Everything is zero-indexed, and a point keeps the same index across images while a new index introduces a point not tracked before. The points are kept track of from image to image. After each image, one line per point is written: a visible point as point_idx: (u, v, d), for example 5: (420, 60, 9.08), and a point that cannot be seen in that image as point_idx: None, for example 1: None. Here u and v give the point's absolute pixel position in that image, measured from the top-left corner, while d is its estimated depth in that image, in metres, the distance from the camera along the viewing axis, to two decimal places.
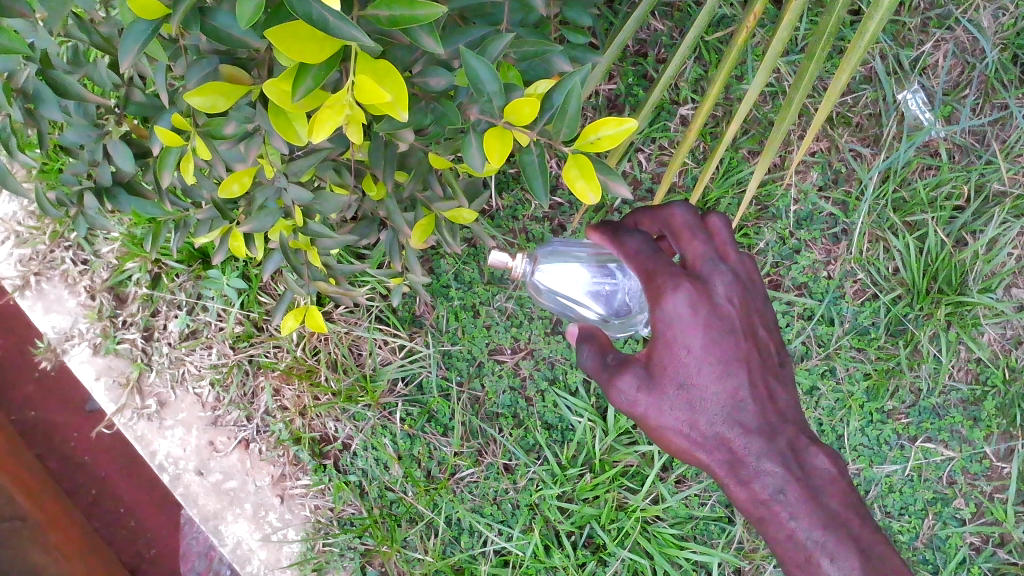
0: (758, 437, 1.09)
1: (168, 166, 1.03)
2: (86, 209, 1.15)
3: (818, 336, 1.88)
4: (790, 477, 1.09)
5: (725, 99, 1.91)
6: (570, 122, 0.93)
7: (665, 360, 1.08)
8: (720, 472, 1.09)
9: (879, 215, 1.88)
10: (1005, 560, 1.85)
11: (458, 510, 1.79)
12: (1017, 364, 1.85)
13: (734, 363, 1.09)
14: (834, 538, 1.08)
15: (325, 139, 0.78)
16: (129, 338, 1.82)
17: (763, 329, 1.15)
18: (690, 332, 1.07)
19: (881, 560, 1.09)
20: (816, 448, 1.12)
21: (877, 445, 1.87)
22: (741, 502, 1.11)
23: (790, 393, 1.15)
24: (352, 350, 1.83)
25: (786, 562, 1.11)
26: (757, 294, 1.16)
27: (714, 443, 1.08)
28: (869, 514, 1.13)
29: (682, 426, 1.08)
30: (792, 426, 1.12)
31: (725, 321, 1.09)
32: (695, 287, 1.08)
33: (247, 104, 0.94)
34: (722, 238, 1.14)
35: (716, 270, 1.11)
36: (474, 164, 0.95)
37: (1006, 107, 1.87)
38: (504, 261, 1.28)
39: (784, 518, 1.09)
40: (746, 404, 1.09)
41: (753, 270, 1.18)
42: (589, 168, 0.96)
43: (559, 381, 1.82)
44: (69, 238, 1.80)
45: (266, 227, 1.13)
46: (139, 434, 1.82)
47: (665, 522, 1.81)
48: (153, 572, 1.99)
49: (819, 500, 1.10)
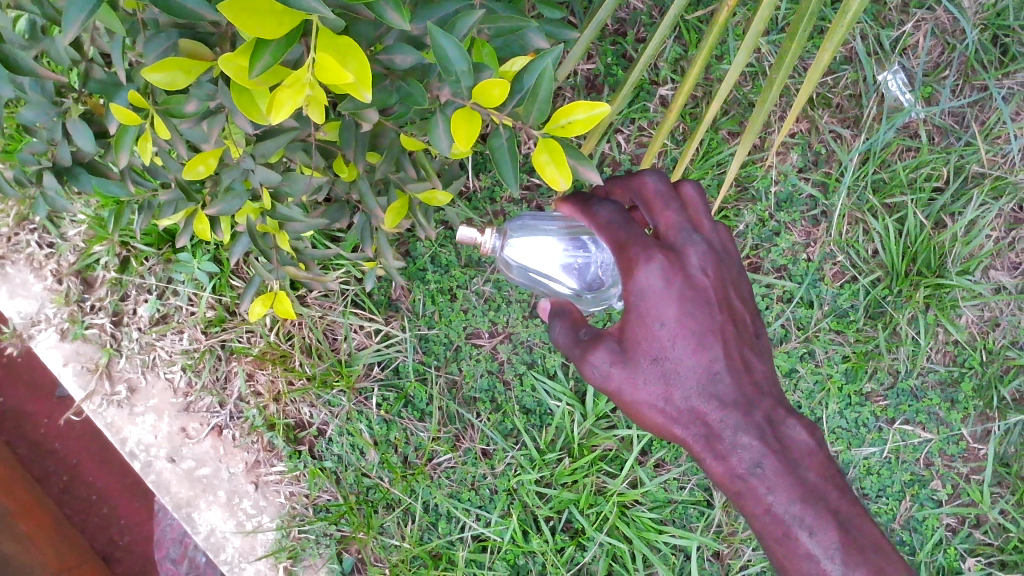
0: (734, 411, 1.08)
1: (126, 146, 0.98)
2: (44, 189, 1.11)
3: (797, 318, 1.87)
4: (767, 451, 1.09)
5: (705, 79, 1.89)
6: (542, 104, 0.91)
7: (639, 334, 1.06)
8: (697, 447, 1.09)
9: (859, 197, 1.87)
10: (980, 541, 1.86)
11: (436, 496, 1.77)
12: (994, 346, 1.86)
13: (709, 335, 1.07)
14: (812, 512, 1.08)
15: (284, 120, 0.75)
16: (98, 323, 1.78)
17: (737, 299, 1.14)
18: (664, 304, 1.05)
19: (858, 531, 1.10)
20: (792, 419, 1.12)
21: (855, 427, 1.87)
22: (718, 476, 1.11)
23: (765, 363, 1.14)
24: (326, 334, 1.80)
25: (764, 535, 1.11)
26: (731, 264, 1.15)
27: (689, 418, 1.08)
28: (846, 484, 1.14)
29: (657, 401, 1.07)
30: (768, 398, 1.11)
31: (700, 293, 1.07)
32: (668, 258, 1.06)
33: (209, 81, 0.90)
34: (696, 208, 1.13)
35: (690, 240, 1.09)
36: (441, 147, 0.92)
37: (985, 89, 1.87)
38: (471, 237, 1.28)
39: (762, 492, 1.09)
40: (722, 377, 1.08)
41: (727, 239, 1.17)
42: (560, 152, 0.92)
43: (538, 365, 1.80)
44: (34, 220, 1.75)
45: (234, 209, 1.11)
46: (109, 421, 1.78)
47: (644, 506, 1.79)
48: (127, 561, 1.95)
49: (796, 474, 1.10)
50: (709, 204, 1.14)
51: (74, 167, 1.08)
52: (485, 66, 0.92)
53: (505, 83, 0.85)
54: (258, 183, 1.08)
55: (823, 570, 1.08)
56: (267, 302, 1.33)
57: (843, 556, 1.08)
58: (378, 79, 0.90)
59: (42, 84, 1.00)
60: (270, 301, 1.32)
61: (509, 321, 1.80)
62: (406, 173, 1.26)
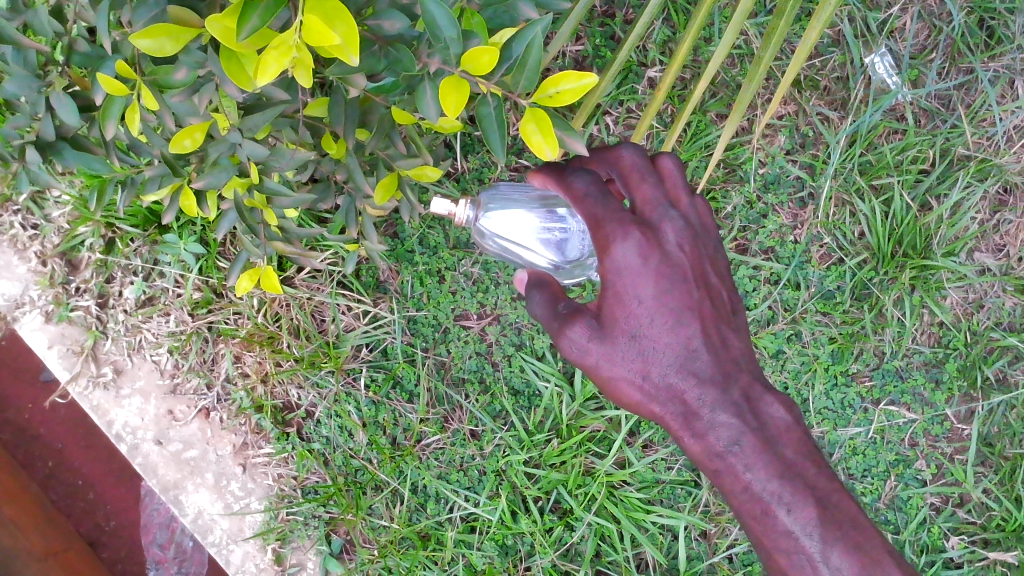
0: (712, 387, 1.09)
1: (113, 116, 0.98)
2: (28, 164, 1.10)
3: (784, 300, 1.88)
4: (744, 428, 1.09)
5: (694, 61, 1.89)
6: (531, 72, 0.91)
7: (617, 311, 1.08)
8: (675, 425, 1.10)
9: (845, 179, 1.88)
10: (964, 520, 1.88)
11: (424, 477, 1.77)
12: (978, 328, 1.87)
13: (685, 313, 1.09)
14: (789, 488, 1.08)
15: (269, 82, 0.74)
16: (83, 305, 1.76)
17: (715, 275, 1.15)
18: (640, 281, 1.07)
19: (837, 508, 1.09)
20: (770, 396, 1.12)
21: (841, 407, 1.88)
22: (696, 455, 1.12)
23: (743, 340, 1.15)
24: (314, 316, 1.79)
25: (742, 513, 1.11)
26: (710, 239, 1.16)
27: (667, 395, 1.09)
28: (824, 461, 1.14)
29: (635, 377, 1.08)
30: (746, 374, 1.12)
31: (676, 269, 1.09)
32: (644, 234, 1.08)
33: (197, 48, 0.90)
34: (673, 182, 1.14)
35: (666, 215, 1.11)
36: (430, 115, 0.91)
37: (971, 71, 1.88)
38: (447, 208, 1.28)
39: (740, 470, 1.09)
40: (700, 354, 1.09)
41: (705, 214, 1.18)
42: (547, 122, 0.92)
43: (526, 346, 1.80)
44: (18, 201, 1.73)
45: (221, 182, 1.10)
46: (95, 404, 1.77)
47: (632, 486, 1.80)
48: (113, 545, 1.94)
49: (775, 451, 1.10)
50: (687, 178, 1.15)
51: (57, 143, 1.07)
52: (474, 34, 0.92)
53: (494, 51, 0.84)
54: (245, 157, 1.06)
55: (803, 548, 1.07)
56: (254, 278, 1.32)
57: (822, 532, 1.07)
58: (366, 45, 0.89)
59: (24, 56, 0.99)
60: (258, 277, 1.31)
61: (497, 302, 1.80)
62: (394, 150, 1.26)
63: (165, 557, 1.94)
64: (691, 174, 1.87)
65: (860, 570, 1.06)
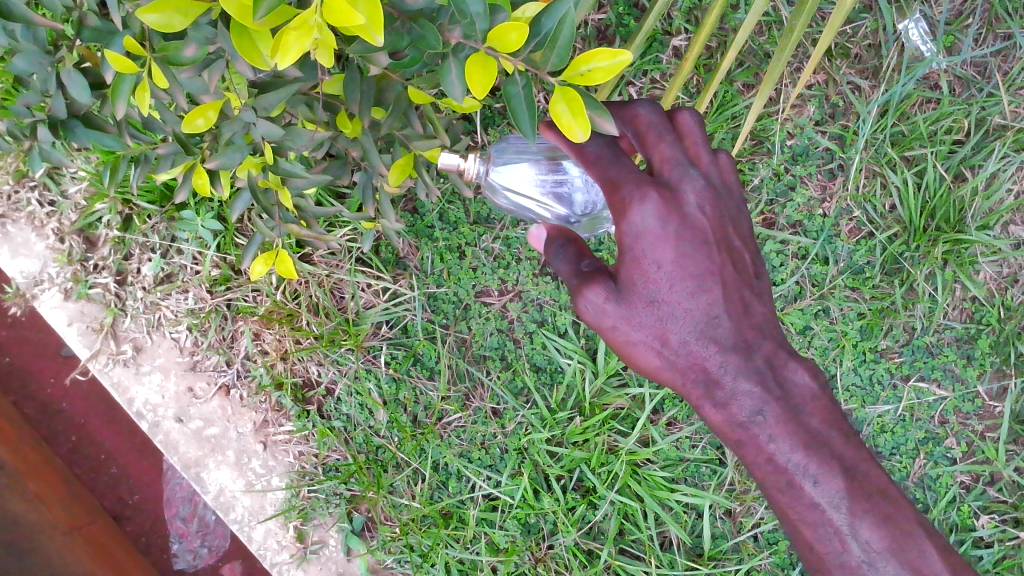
0: (734, 355, 1.06)
1: (123, 94, 0.94)
2: (40, 142, 1.07)
3: (812, 275, 1.83)
4: (768, 398, 1.07)
5: (720, 29, 1.83)
6: (562, 49, 0.87)
7: (635, 276, 1.04)
8: (696, 393, 1.08)
9: (877, 150, 1.83)
10: (995, 499, 1.84)
11: (446, 455, 1.75)
12: (1013, 303, 1.82)
13: (707, 278, 1.05)
14: (815, 459, 1.06)
15: (289, 64, 0.71)
16: (102, 282, 1.75)
17: (737, 237, 1.10)
18: (658, 246, 1.03)
19: (864, 478, 1.08)
20: (796, 363, 1.09)
21: (869, 384, 1.84)
22: (718, 424, 1.10)
23: (767, 306, 1.11)
24: (333, 293, 1.77)
25: (766, 484, 1.10)
26: (732, 199, 1.11)
27: (687, 362, 1.06)
28: (850, 428, 1.11)
29: (653, 342, 1.06)
30: (770, 341, 1.08)
31: (696, 233, 1.05)
32: (662, 197, 1.03)
33: (208, 23, 0.87)
34: (693, 139, 1.08)
35: (685, 175, 1.05)
36: (455, 93, 0.88)
37: (1009, 37, 1.81)
38: (455, 163, 1.21)
39: (763, 441, 1.07)
40: (721, 321, 1.06)
41: (727, 170, 1.12)
42: (578, 102, 0.88)
43: (548, 323, 1.78)
44: (35, 177, 1.72)
45: (235, 163, 1.05)
46: (115, 380, 1.77)
47: (656, 465, 1.77)
48: (137, 520, 1.95)
49: (800, 421, 1.08)
50: (707, 132, 1.09)
51: (69, 120, 1.04)
52: (499, 8, 0.88)
53: (521, 26, 0.81)
54: (259, 137, 1.02)
55: (830, 520, 1.06)
56: (268, 262, 1.29)
57: (850, 504, 1.06)
58: (387, 22, 0.85)
59: (34, 33, 0.96)
60: (271, 260, 1.28)
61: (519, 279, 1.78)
62: (412, 129, 1.22)
63: (188, 531, 1.95)
64: (717, 146, 1.82)
65: (889, 542, 1.06)
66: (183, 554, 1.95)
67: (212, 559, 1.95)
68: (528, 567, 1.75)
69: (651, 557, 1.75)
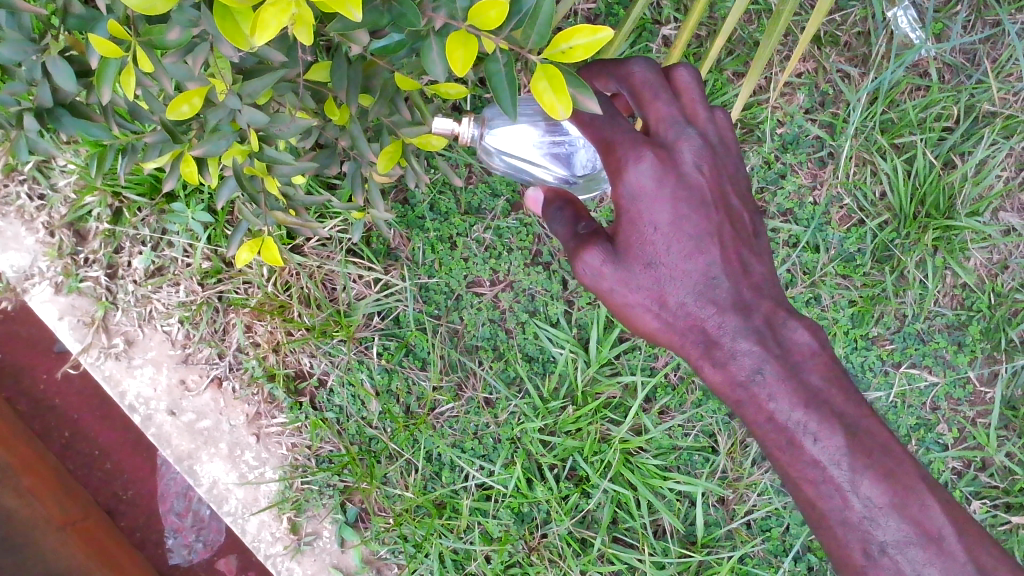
0: (732, 315, 1.07)
1: (108, 80, 0.93)
2: (26, 132, 1.06)
3: (803, 263, 1.83)
4: (768, 356, 1.07)
5: (710, 18, 1.82)
6: (541, 28, 0.87)
7: (632, 238, 1.06)
8: (696, 354, 1.09)
9: (867, 138, 1.83)
10: (986, 484, 1.83)
11: (439, 445, 1.74)
12: (1002, 289, 1.83)
13: (704, 238, 1.06)
14: (815, 417, 1.05)
15: (268, 40, 0.73)
16: (92, 276, 1.75)
17: (734, 196, 1.11)
18: (656, 206, 1.04)
19: (865, 434, 1.06)
20: (795, 321, 1.09)
21: (861, 371, 1.84)
22: (718, 384, 1.10)
23: (765, 264, 1.12)
24: (325, 284, 1.77)
25: (767, 443, 1.09)
26: (730, 157, 1.12)
27: (686, 324, 1.07)
28: (850, 384, 1.10)
29: (651, 305, 1.07)
30: (768, 300, 1.09)
31: (693, 193, 1.05)
32: (657, 156, 1.04)
33: (191, 6, 0.86)
34: (689, 95, 1.08)
35: (682, 134, 1.06)
36: (436, 72, 0.88)
37: (998, 24, 1.82)
38: (449, 129, 1.17)
39: (763, 400, 1.07)
40: (719, 281, 1.07)
41: (724, 128, 1.13)
42: (560, 80, 0.88)
43: (540, 313, 1.78)
44: (24, 171, 1.72)
45: (221, 150, 1.04)
46: (107, 374, 1.77)
47: (649, 453, 1.77)
48: (131, 515, 1.94)
49: (800, 379, 1.07)
50: (703, 89, 1.10)
51: (55, 109, 1.04)
52: None
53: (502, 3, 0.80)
54: (245, 124, 1.01)
55: (830, 478, 1.05)
56: (255, 249, 1.27)
57: (850, 462, 1.04)
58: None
59: (18, 21, 0.96)
60: (257, 247, 1.27)
61: (510, 269, 1.79)
62: (400, 116, 1.21)
63: (182, 526, 1.94)
64: None
65: (891, 498, 1.04)
66: (177, 549, 1.95)
67: (207, 553, 1.95)
68: (522, 556, 1.75)
69: (644, 544, 1.75)
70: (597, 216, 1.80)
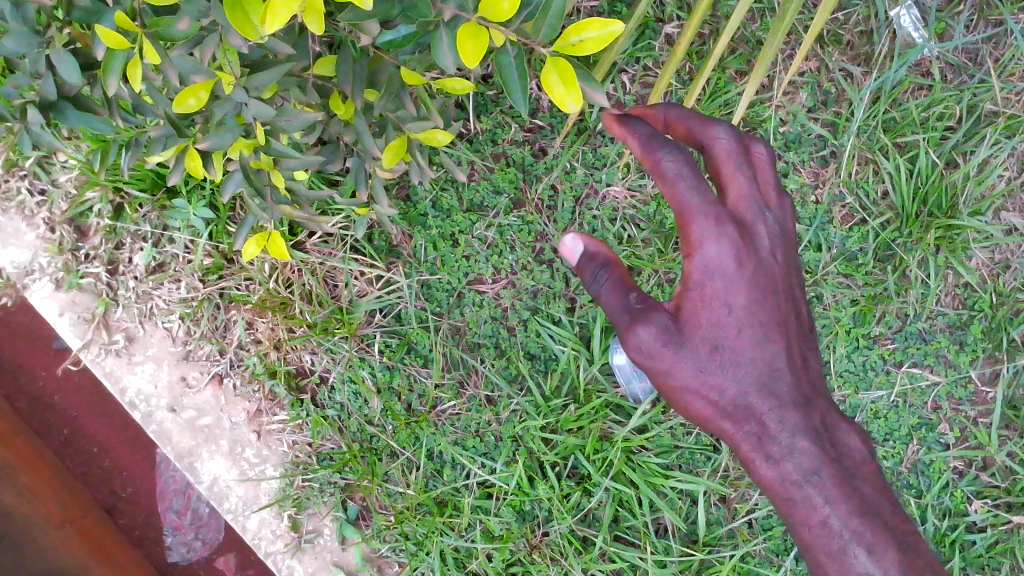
0: (791, 410, 1.17)
1: (114, 73, 0.93)
2: (30, 125, 1.06)
3: (805, 262, 1.82)
4: (823, 459, 1.16)
5: (713, 16, 1.82)
6: (555, 19, 0.85)
7: (704, 316, 1.15)
8: (748, 447, 1.17)
9: (869, 137, 1.83)
10: (988, 484, 1.82)
11: (441, 443, 1.74)
12: (1004, 289, 1.82)
13: (771, 329, 1.18)
14: (869, 529, 1.13)
15: (278, 30, 0.72)
16: (93, 272, 1.76)
17: (795, 294, 1.23)
18: (732, 289, 1.15)
19: (913, 552, 1.14)
20: (846, 427, 1.23)
21: (863, 370, 1.83)
22: (768, 482, 1.18)
23: (817, 371, 1.24)
24: (326, 281, 1.78)
25: (813, 550, 1.16)
26: (792, 250, 1.24)
27: (743, 412, 1.17)
28: (893, 497, 1.20)
29: (713, 392, 1.17)
30: (821, 399, 1.22)
31: (766, 279, 1.18)
32: (739, 236, 1.15)
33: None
34: (764, 176, 1.22)
35: (762, 216, 1.18)
36: (447, 64, 0.88)
37: (1001, 24, 1.82)
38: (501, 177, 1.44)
39: (818, 503, 1.15)
40: (781, 375, 1.17)
41: (791, 220, 1.25)
42: (570, 73, 0.88)
43: (542, 311, 1.78)
44: (25, 167, 1.74)
45: (227, 144, 1.04)
46: (107, 370, 1.77)
47: (651, 452, 1.77)
48: (130, 513, 1.93)
49: (854, 488, 1.16)
50: (775, 174, 1.23)
51: (58, 102, 1.03)
52: None
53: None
54: (251, 118, 1.00)
55: None
56: (262, 242, 1.28)
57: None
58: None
59: (23, 13, 0.94)
60: (264, 240, 1.27)
61: (512, 267, 1.79)
62: (405, 111, 1.20)
63: (181, 524, 1.93)
64: None
65: None
66: (176, 547, 1.94)
67: (206, 552, 1.94)
68: (523, 555, 1.73)
69: (646, 543, 1.74)
70: (600, 213, 1.80)
